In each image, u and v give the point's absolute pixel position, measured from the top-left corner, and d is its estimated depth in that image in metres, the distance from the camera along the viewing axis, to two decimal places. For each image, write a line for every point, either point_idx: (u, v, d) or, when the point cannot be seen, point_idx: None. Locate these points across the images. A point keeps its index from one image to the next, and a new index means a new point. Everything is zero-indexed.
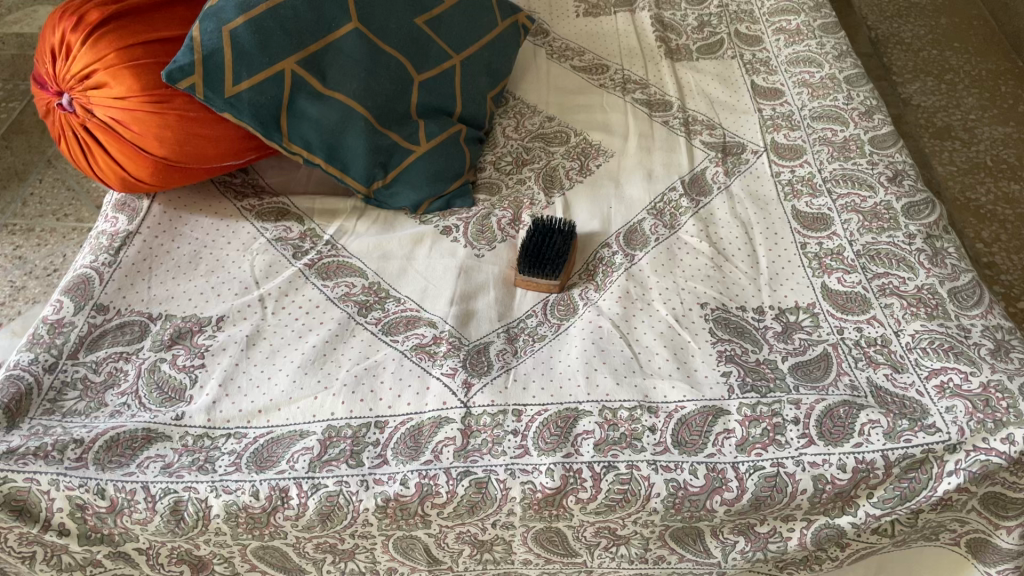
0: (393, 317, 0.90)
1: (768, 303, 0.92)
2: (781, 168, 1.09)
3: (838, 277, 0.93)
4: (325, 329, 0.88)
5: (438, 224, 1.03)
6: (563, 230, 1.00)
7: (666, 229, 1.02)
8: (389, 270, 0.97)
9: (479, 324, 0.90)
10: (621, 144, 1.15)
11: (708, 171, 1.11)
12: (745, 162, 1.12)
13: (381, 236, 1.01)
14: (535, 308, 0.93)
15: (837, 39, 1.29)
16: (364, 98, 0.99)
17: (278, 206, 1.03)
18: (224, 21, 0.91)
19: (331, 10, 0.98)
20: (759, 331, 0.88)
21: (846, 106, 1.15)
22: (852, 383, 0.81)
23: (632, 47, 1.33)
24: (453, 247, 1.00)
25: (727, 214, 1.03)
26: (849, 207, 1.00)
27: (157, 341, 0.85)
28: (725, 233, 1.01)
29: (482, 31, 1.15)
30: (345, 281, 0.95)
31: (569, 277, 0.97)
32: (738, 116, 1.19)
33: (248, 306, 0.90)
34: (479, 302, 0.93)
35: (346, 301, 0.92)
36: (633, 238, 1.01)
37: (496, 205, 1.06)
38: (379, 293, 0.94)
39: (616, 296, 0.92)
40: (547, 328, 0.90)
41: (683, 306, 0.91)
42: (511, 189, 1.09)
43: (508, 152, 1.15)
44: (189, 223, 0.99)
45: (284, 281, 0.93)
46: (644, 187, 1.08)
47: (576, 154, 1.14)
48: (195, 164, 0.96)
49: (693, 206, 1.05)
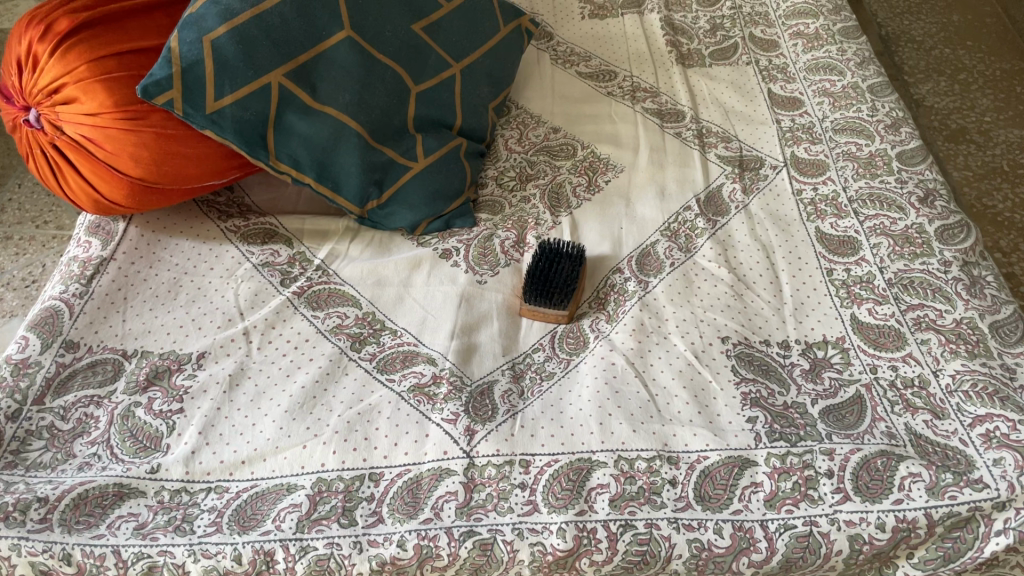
0: (389, 353, 0.83)
1: (793, 337, 0.85)
2: (803, 184, 1.03)
3: (869, 308, 0.86)
4: (314, 367, 0.81)
5: (437, 247, 0.96)
6: (572, 255, 0.92)
7: (682, 253, 0.95)
8: (385, 298, 0.90)
9: (483, 360, 0.83)
10: (632, 158, 1.08)
11: (725, 188, 1.04)
12: (763, 179, 1.05)
13: (376, 260, 0.94)
14: (543, 341, 0.87)
15: (858, 44, 1.22)
16: (357, 112, 0.92)
17: (264, 228, 0.96)
18: (205, 30, 0.84)
19: (322, 17, 0.91)
20: (785, 369, 0.82)
21: (870, 118, 1.09)
22: (889, 431, 0.75)
23: (641, 52, 1.26)
24: (453, 273, 0.93)
25: (746, 237, 0.97)
26: (877, 230, 0.94)
27: (131, 382, 0.78)
28: (745, 257, 0.94)
29: (483, 37, 1.08)
30: (336, 311, 0.88)
31: (579, 306, 0.90)
32: (754, 127, 1.12)
33: (231, 341, 0.83)
34: (482, 335, 0.86)
35: (338, 335, 0.85)
36: (647, 263, 0.94)
37: (499, 226, 0.99)
38: (373, 325, 0.87)
39: (629, 328, 0.86)
40: (556, 365, 0.84)
41: (703, 340, 0.84)
42: (515, 208, 1.02)
43: (511, 167, 1.08)
44: (168, 247, 0.92)
45: (270, 312, 0.86)
46: (657, 206, 1.01)
47: (584, 169, 1.07)
48: (175, 185, 0.89)
49: (710, 227, 0.98)
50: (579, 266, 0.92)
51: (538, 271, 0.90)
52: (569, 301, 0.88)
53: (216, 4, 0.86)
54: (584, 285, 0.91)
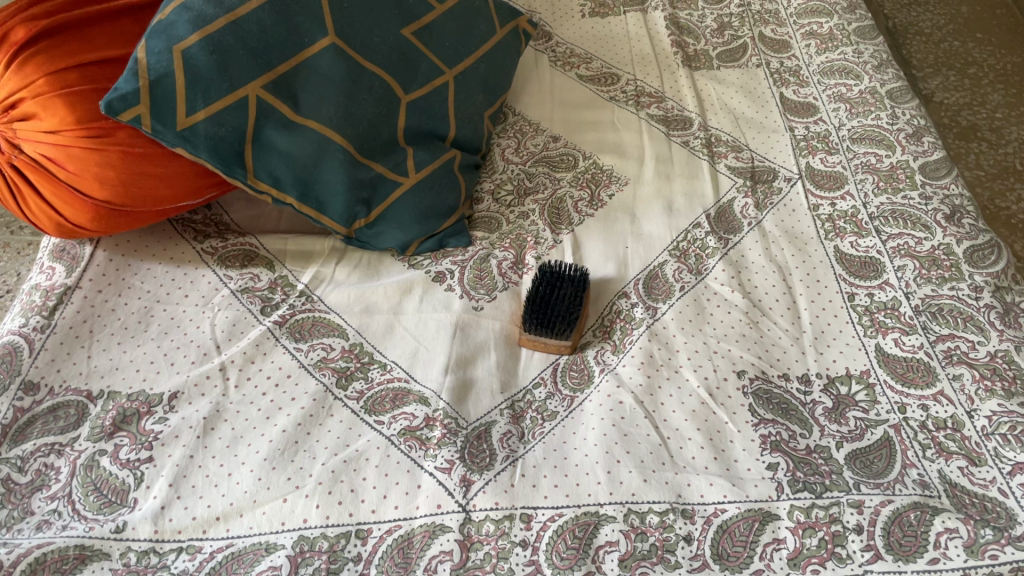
0: (378, 390, 0.77)
1: (814, 371, 0.79)
2: (820, 200, 0.96)
3: (895, 338, 0.80)
4: (296, 407, 0.75)
5: (429, 269, 0.90)
6: (575, 278, 0.86)
7: (692, 275, 0.89)
8: (373, 328, 0.83)
9: (479, 397, 0.77)
10: (637, 170, 1.02)
11: (736, 202, 0.97)
12: (777, 192, 0.98)
13: (364, 285, 0.87)
14: (544, 375, 0.80)
15: (875, 46, 1.15)
16: (343, 126, 0.85)
17: (244, 249, 0.90)
18: (175, 39, 0.77)
19: (304, 23, 0.84)
20: (806, 408, 0.76)
21: (890, 127, 1.02)
22: (922, 479, 0.69)
23: (645, 53, 1.19)
24: (447, 298, 0.86)
25: (761, 257, 0.90)
26: (901, 251, 0.88)
27: (96, 428, 0.72)
28: (760, 281, 0.88)
29: (478, 41, 1.01)
30: (321, 343, 0.81)
31: (583, 334, 0.84)
32: (766, 136, 1.06)
33: (206, 379, 0.76)
34: (478, 368, 0.80)
35: (322, 370, 0.79)
36: (655, 287, 0.88)
37: (496, 245, 0.93)
38: (361, 359, 0.80)
39: (637, 361, 0.79)
40: (558, 402, 0.77)
41: (717, 375, 0.78)
42: (512, 225, 0.95)
43: (509, 179, 1.01)
44: (139, 272, 0.85)
45: (249, 344, 0.80)
46: (664, 223, 0.95)
47: (586, 181, 1.01)
48: (145, 207, 0.82)
49: (722, 247, 0.92)
50: (583, 290, 0.85)
51: (538, 297, 0.84)
52: (572, 330, 0.82)
53: (187, 11, 0.79)
54: (588, 311, 0.85)
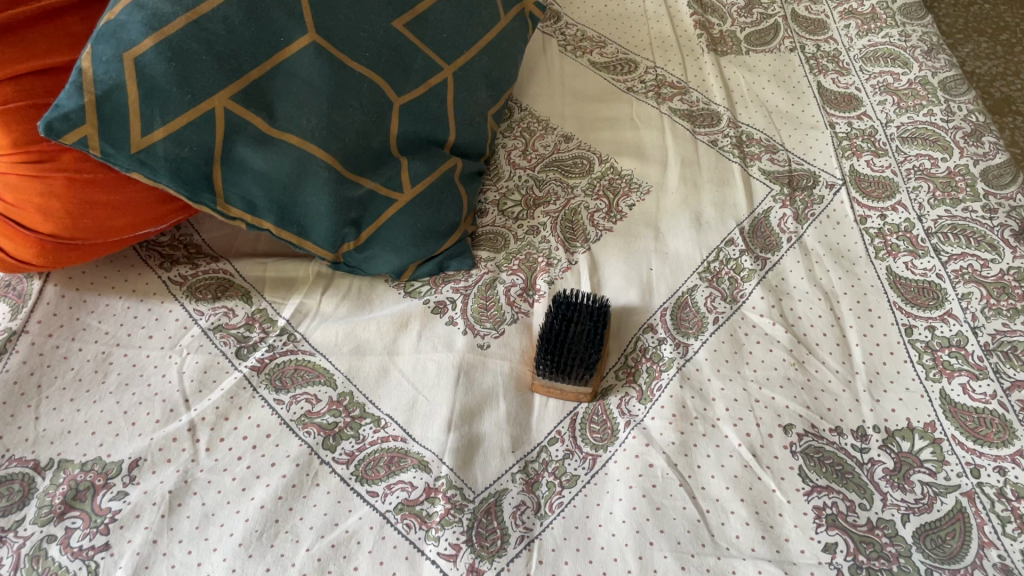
0: (370, 451, 0.67)
1: (870, 423, 0.69)
2: (868, 211, 0.86)
3: (963, 384, 0.71)
4: (277, 476, 0.65)
5: (428, 298, 0.79)
6: (593, 312, 0.76)
7: (727, 303, 0.78)
8: (364, 372, 0.73)
9: (488, 459, 0.67)
10: (659, 175, 0.91)
11: (773, 213, 0.87)
12: (818, 200, 0.87)
13: (353, 319, 0.77)
14: (560, 428, 0.70)
15: (923, 27, 1.04)
16: (327, 138, 0.74)
17: (217, 277, 0.79)
18: (126, 43, 0.65)
19: (279, 19, 0.72)
20: (864, 471, 0.66)
21: (945, 124, 0.91)
22: (1004, 563, 0.59)
23: (665, 36, 1.07)
24: (449, 333, 0.76)
25: (803, 281, 0.80)
26: (966, 275, 0.78)
27: (44, 508, 0.62)
28: (803, 310, 0.77)
29: (481, 29, 0.89)
30: (305, 393, 0.71)
31: (603, 377, 0.73)
32: (804, 133, 0.95)
33: (173, 441, 0.66)
34: (486, 422, 0.70)
35: (306, 427, 0.69)
36: (685, 318, 0.77)
37: (503, 268, 0.82)
38: (351, 412, 0.70)
39: (668, 413, 0.69)
40: (578, 464, 0.67)
41: (760, 431, 0.68)
42: (521, 242, 0.85)
43: (515, 187, 0.90)
44: (96, 309, 0.75)
45: (222, 396, 0.70)
46: (693, 239, 0.84)
47: (603, 189, 0.90)
48: (100, 238, 0.72)
49: (759, 268, 0.81)
50: (602, 326, 0.75)
51: (551, 337, 0.73)
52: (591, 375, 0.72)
53: (140, 9, 0.67)
54: (607, 350, 0.75)
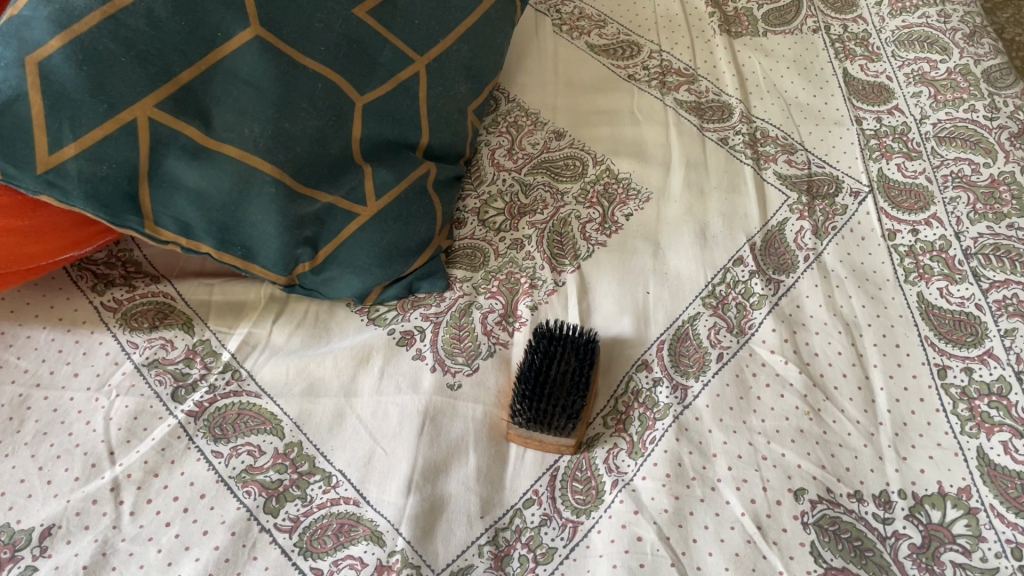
0: (317, 517, 0.59)
1: (894, 487, 0.60)
2: (898, 224, 0.76)
3: (1004, 441, 0.61)
4: (209, 548, 0.57)
5: (394, 327, 0.70)
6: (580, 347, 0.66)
7: (733, 335, 0.69)
8: (316, 419, 0.64)
9: (452, 528, 0.58)
10: (661, 179, 0.80)
11: (789, 225, 0.76)
12: (841, 210, 0.77)
13: (307, 353, 0.68)
14: (537, 486, 0.61)
15: (964, 7, 0.93)
16: (273, 148, 0.64)
17: (156, 301, 0.70)
18: (28, 44, 0.55)
19: (216, 11, 0.61)
20: (887, 548, 0.57)
21: (989, 123, 0.80)
22: None
23: (674, 15, 0.97)
24: (415, 370, 0.67)
25: (822, 309, 0.70)
26: (1009, 307, 0.68)
27: None
28: (820, 345, 0.68)
29: (460, 13, 0.78)
30: (246, 445, 0.62)
31: (589, 425, 0.64)
32: (826, 130, 0.84)
33: (92, 504, 0.58)
34: (452, 480, 0.61)
35: (246, 486, 0.60)
36: (685, 354, 0.67)
37: (481, 290, 0.73)
38: (298, 467, 0.61)
39: (661, 473, 0.60)
40: (556, 533, 0.59)
41: (766, 498, 0.59)
42: (502, 259, 0.75)
43: (498, 193, 0.81)
44: (16, 343, 0.66)
45: (152, 449, 0.61)
46: (696, 256, 0.74)
47: (597, 196, 0.80)
48: (14, 266, 0.63)
49: (771, 294, 0.71)
50: (590, 365, 0.65)
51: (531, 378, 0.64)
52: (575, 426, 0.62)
53: (46, 2, 0.56)
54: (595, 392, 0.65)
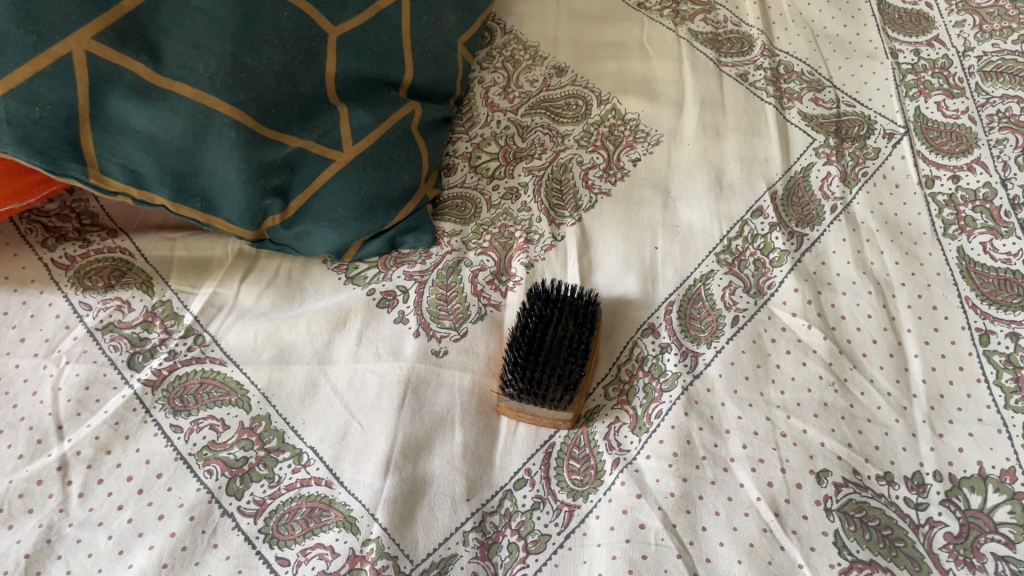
0: (285, 500, 0.53)
1: (929, 467, 0.53)
2: (937, 169, 0.68)
3: None
4: (164, 535, 0.51)
5: (374, 287, 0.63)
6: (579, 307, 0.59)
7: (750, 296, 0.62)
8: (286, 390, 0.58)
9: (434, 512, 0.53)
10: (673, 120, 0.73)
11: (815, 171, 0.69)
12: (873, 154, 0.70)
13: (278, 316, 0.61)
14: (530, 465, 0.55)
15: None
16: (234, 88, 0.56)
17: (113, 257, 0.64)
18: None
19: None
20: (920, 538, 0.51)
21: None
22: None
23: None
24: (396, 335, 0.60)
25: (850, 267, 0.63)
26: None
27: None
28: (848, 307, 0.61)
29: None
30: (209, 419, 0.56)
31: (588, 395, 0.58)
32: (858, 64, 0.76)
33: (36, 486, 0.52)
34: (436, 459, 0.55)
35: (207, 464, 0.54)
36: (697, 318, 0.61)
37: (471, 245, 0.66)
38: (265, 444, 0.56)
39: (668, 452, 0.54)
40: (550, 518, 0.53)
41: (785, 480, 0.53)
42: (495, 211, 0.68)
43: (492, 136, 0.74)
44: None
45: (104, 423, 0.55)
46: (710, 206, 0.67)
47: (601, 140, 0.72)
48: None
49: (793, 249, 0.64)
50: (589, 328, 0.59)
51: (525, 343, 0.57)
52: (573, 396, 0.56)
53: None
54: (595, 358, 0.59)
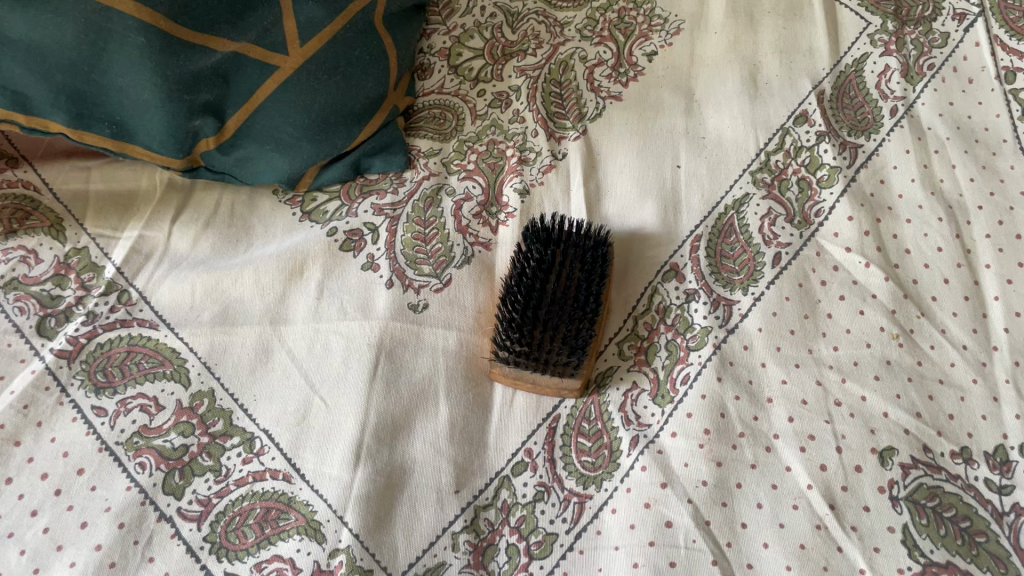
0: (235, 500, 0.44)
1: (1015, 440, 0.44)
2: (1018, 60, 0.56)
3: None
4: (87, 549, 0.41)
5: (336, 225, 0.52)
6: (586, 246, 0.48)
7: (794, 227, 0.51)
8: (232, 359, 0.48)
9: (415, 510, 0.43)
10: (696, 3, 0.60)
11: (869, 63, 0.57)
12: (941, 41, 0.57)
13: (219, 265, 0.50)
14: (532, 445, 0.46)
15: None
16: None
17: (13, 193, 0.52)
18: None
19: None
20: (1005, 531, 0.42)
21: None
22: None
23: None
24: (365, 287, 0.50)
25: (914, 187, 0.52)
26: None
27: None
28: (913, 238, 0.50)
29: None
30: (138, 398, 0.46)
31: (598, 354, 0.48)
32: None
33: None
34: (417, 442, 0.45)
35: (139, 456, 0.45)
36: (728, 256, 0.50)
37: (453, 168, 0.54)
38: (209, 427, 0.46)
39: (697, 429, 0.45)
40: (556, 513, 0.44)
41: (841, 463, 0.43)
42: (482, 122, 0.56)
43: (476, 27, 0.61)
44: None
45: (10, 408, 0.45)
46: (743, 112, 0.55)
47: (608, 29, 0.59)
48: None
49: (845, 164, 0.53)
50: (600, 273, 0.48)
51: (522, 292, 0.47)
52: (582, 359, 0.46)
53: None
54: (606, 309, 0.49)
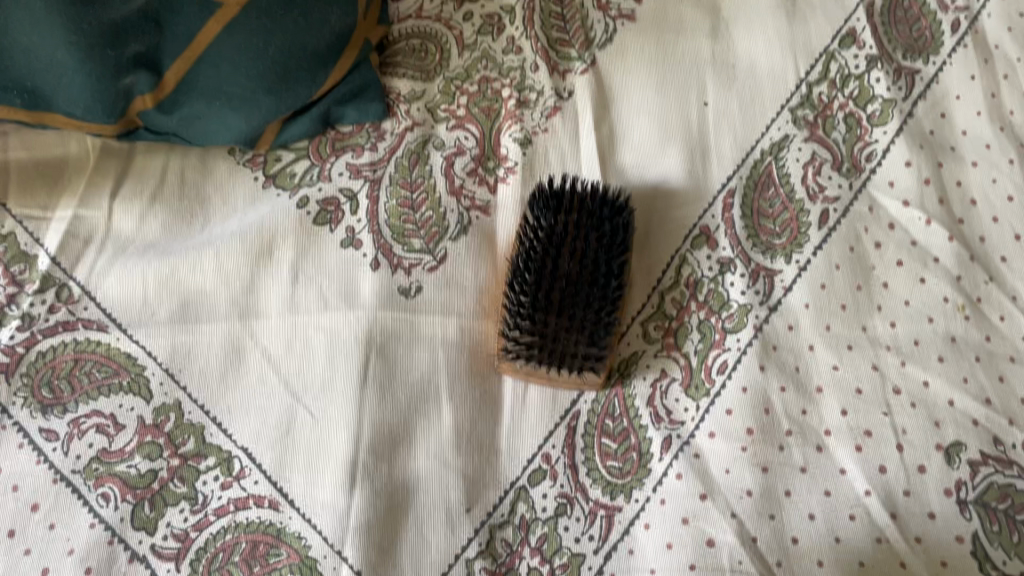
0: (216, 533, 0.38)
1: None
2: None
3: None
4: None
5: (307, 194, 0.44)
6: (602, 214, 0.41)
7: (842, 176, 0.44)
8: (198, 363, 0.41)
9: (424, 536, 0.38)
10: None
11: None
12: None
13: (174, 250, 0.43)
14: (550, 449, 0.40)
15: None
16: None
17: None
18: None
19: None
20: None
21: None
22: None
23: None
24: (346, 269, 0.43)
25: (981, 122, 0.44)
26: None
27: None
28: (979, 185, 0.43)
29: None
30: (93, 418, 0.40)
31: (621, 337, 0.41)
32: None
33: None
34: (420, 455, 0.40)
35: (101, 486, 0.39)
36: (767, 215, 0.43)
37: (440, 114, 0.46)
38: (178, 448, 0.40)
39: (740, 429, 0.39)
40: (581, 529, 0.39)
41: (903, 463, 0.38)
42: (471, 54, 0.48)
43: None
44: None
45: None
46: (780, 34, 0.47)
47: None
48: None
49: (900, 96, 0.45)
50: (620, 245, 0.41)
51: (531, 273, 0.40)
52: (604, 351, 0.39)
53: None
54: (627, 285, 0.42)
